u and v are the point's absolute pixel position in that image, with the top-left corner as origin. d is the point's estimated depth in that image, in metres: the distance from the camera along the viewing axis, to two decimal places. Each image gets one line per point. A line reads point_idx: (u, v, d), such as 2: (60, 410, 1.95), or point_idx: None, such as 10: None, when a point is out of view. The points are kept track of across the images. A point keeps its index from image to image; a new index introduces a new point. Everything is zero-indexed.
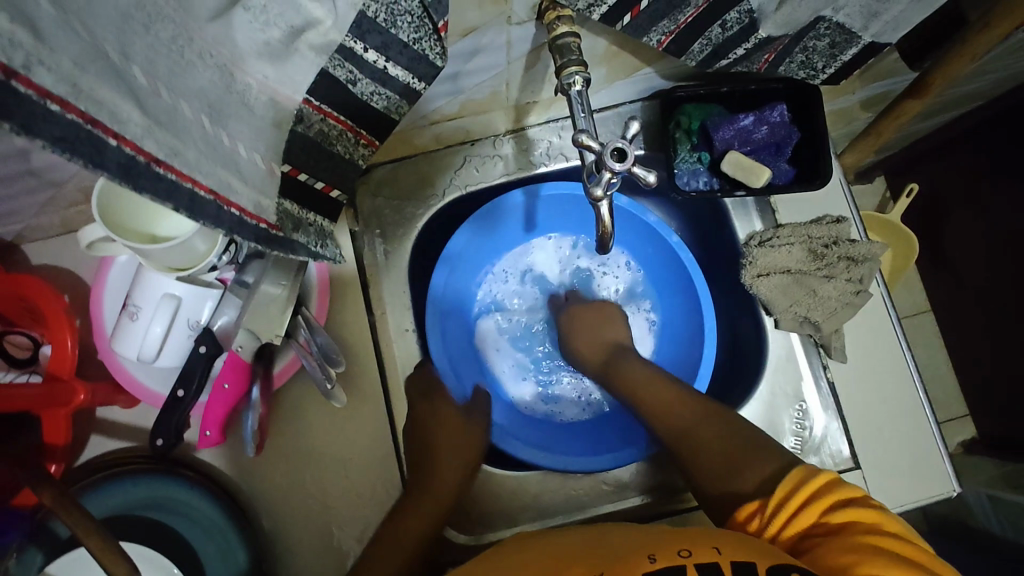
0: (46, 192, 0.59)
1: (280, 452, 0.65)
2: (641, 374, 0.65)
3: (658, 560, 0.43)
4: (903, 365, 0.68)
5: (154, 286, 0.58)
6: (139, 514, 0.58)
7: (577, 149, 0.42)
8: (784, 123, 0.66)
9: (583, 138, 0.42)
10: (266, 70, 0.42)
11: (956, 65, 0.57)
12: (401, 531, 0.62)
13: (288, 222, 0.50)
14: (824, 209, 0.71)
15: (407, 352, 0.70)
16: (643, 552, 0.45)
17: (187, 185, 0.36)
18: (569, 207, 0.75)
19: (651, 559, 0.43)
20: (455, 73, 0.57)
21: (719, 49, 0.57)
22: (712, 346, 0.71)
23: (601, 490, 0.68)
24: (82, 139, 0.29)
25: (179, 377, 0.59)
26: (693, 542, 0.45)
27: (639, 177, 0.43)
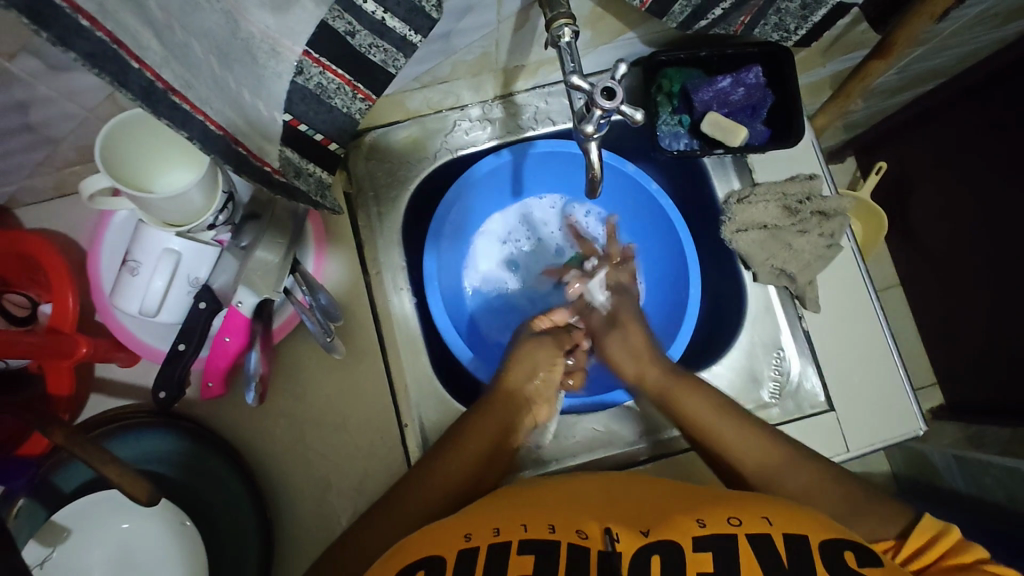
0: (43, 150, 0.59)
1: (282, 406, 0.66)
2: (703, 406, 0.62)
3: (707, 525, 0.45)
4: (872, 314, 0.72)
5: (155, 242, 0.60)
6: (145, 467, 0.59)
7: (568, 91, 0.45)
8: (760, 85, 0.70)
9: (574, 81, 0.45)
10: (267, 19, 0.43)
11: (916, 24, 0.61)
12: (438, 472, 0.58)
13: (289, 170, 0.52)
14: (796, 167, 0.75)
15: (403, 312, 0.71)
16: (692, 517, 0.47)
17: (200, 118, 0.38)
18: (553, 164, 0.78)
19: (700, 524, 0.46)
20: (446, 32, 0.58)
21: (698, 9, 0.60)
22: (697, 286, 0.74)
23: (593, 438, 0.72)
24: (108, 57, 0.31)
25: (181, 331, 0.61)
26: (742, 511, 0.47)
27: (628, 117, 0.45)
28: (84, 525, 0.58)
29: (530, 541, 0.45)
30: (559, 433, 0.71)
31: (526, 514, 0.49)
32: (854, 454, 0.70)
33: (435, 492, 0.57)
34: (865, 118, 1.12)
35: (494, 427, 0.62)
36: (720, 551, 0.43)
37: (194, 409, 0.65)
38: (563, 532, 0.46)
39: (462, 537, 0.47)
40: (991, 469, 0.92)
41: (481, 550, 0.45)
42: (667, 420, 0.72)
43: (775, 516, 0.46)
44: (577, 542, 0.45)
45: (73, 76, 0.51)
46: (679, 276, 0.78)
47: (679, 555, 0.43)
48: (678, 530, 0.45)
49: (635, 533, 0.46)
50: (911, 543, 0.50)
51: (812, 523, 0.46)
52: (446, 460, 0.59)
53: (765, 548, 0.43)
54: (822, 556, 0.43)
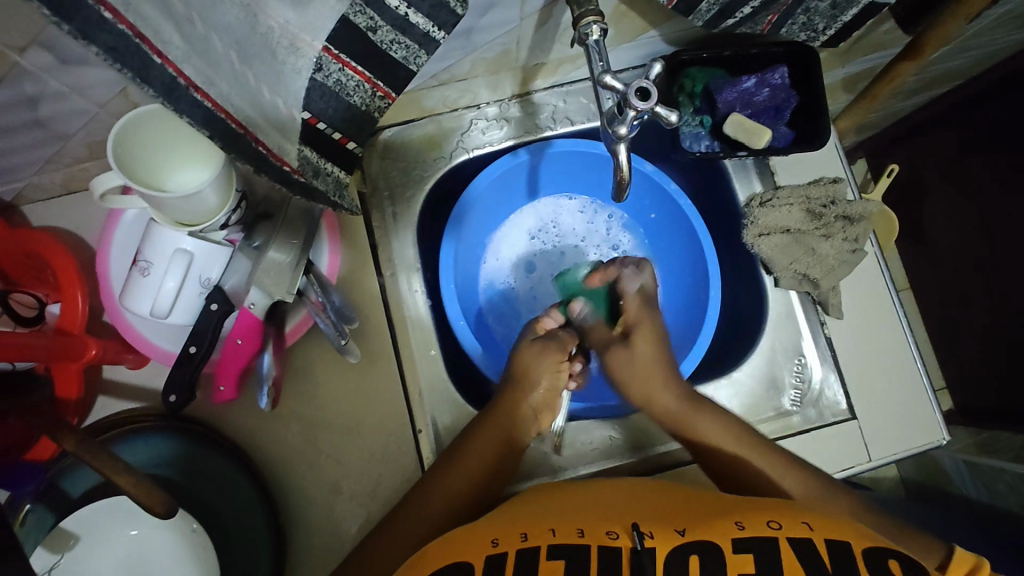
0: (52, 147, 0.58)
1: (293, 409, 0.65)
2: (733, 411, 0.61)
3: (745, 527, 0.44)
4: (896, 321, 0.71)
5: (167, 241, 0.58)
6: (153, 472, 0.58)
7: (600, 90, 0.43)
8: (785, 86, 0.68)
9: (607, 80, 0.44)
10: (288, 15, 0.42)
11: (950, 25, 0.60)
12: (441, 484, 0.57)
13: (308, 169, 0.51)
14: (820, 170, 0.73)
15: (417, 314, 0.69)
16: (730, 519, 0.46)
17: (221, 116, 0.36)
18: (570, 166, 0.77)
19: (739, 525, 0.44)
20: (468, 28, 0.57)
21: (726, 8, 0.58)
22: (717, 288, 0.73)
23: (609, 444, 0.70)
24: (131, 52, 0.30)
25: (192, 334, 0.59)
26: (781, 515, 0.46)
27: (661, 118, 0.44)
28: (91, 532, 0.56)
29: (559, 545, 0.44)
30: (575, 439, 0.70)
31: (553, 520, 0.48)
32: (877, 463, 0.68)
33: (442, 503, 0.56)
34: (880, 119, 1.10)
35: (496, 439, 0.59)
36: (762, 552, 0.42)
37: (203, 411, 0.64)
38: (593, 535, 0.45)
39: (489, 542, 0.46)
40: (1004, 476, 0.92)
41: (511, 555, 0.44)
42: None
43: (814, 522, 0.45)
44: (608, 544, 0.44)
45: (85, 71, 0.49)
46: (699, 277, 0.76)
47: (718, 552, 0.42)
48: (717, 530, 0.44)
49: (670, 532, 0.45)
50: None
51: (852, 529, 0.45)
52: (450, 472, 0.58)
53: (806, 551, 0.42)
54: (863, 562, 0.41)
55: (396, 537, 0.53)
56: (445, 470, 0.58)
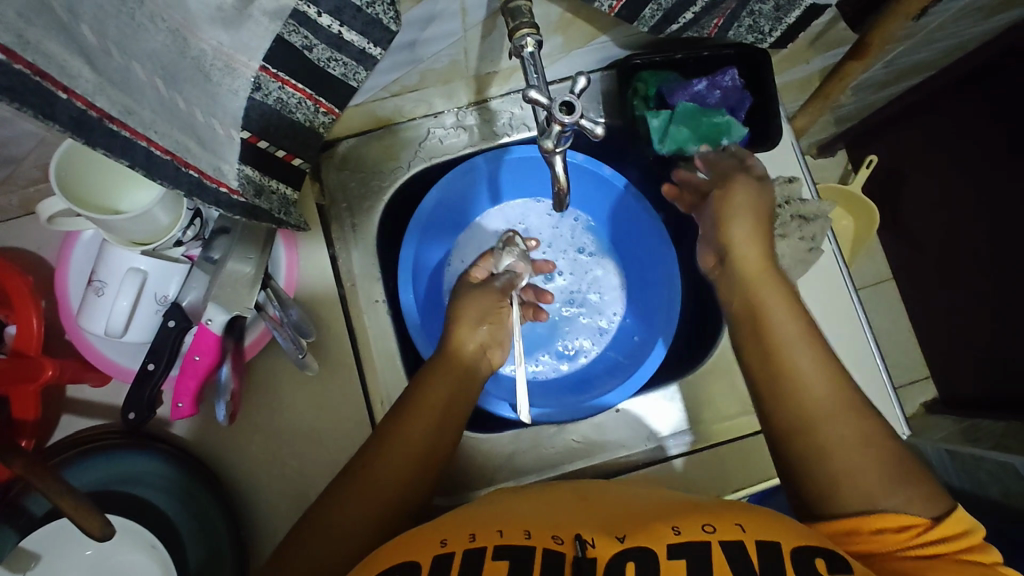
0: (4, 170, 0.58)
1: (255, 422, 0.66)
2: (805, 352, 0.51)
3: (681, 533, 0.45)
4: (855, 318, 0.71)
5: (119, 261, 0.58)
6: (114, 489, 0.59)
7: (528, 105, 0.43)
8: (737, 88, 0.68)
9: (532, 94, 0.44)
10: (221, 37, 0.42)
11: (892, 25, 0.60)
12: (368, 485, 0.51)
13: (250, 189, 0.51)
14: (777, 170, 0.74)
15: (378, 322, 0.70)
16: (667, 524, 0.46)
17: (141, 143, 0.37)
18: (531, 171, 0.77)
19: (675, 530, 0.45)
20: (411, 41, 0.57)
21: (669, 13, 0.59)
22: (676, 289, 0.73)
23: (572, 448, 0.71)
24: (29, 91, 0.30)
25: (149, 351, 0.60)
26: (715, 518, 0.46)
27: (588, 131, 0.45)
28: (54, 547, 0.58)
29: (505, 546, 0.44)
30: (538, 443, 0.71)
31: (503, 520, 0.48)
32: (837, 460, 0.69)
33: (406, 464, 0.53)
34: (853, 112, 1.10)
35: (423, 436, 0.55)
36: (694, 561, 0.42)
37: (166, 427, 0.64)
38: (539, 537, 0.45)
39: (438, 543, 0.46)
40: (984, 463, 0.89)
41: (458, 554, 0.44)
42: (652, 430, 0.71)
43: (748, 523, 0.46)
44: (552, 547, 0.44)
45: None
46: (658, 275, 0.77)
47: (653, 559, 0.43)
48: (653, 536, 0.45)
49: (610, 539, 0.45)
50: (936, 531, 0.43)
51: (781, 524, 0.45)
52: (376, 473, 0.52)
53: (736, 551, 0.43)
54: (789, 561, 0.42)
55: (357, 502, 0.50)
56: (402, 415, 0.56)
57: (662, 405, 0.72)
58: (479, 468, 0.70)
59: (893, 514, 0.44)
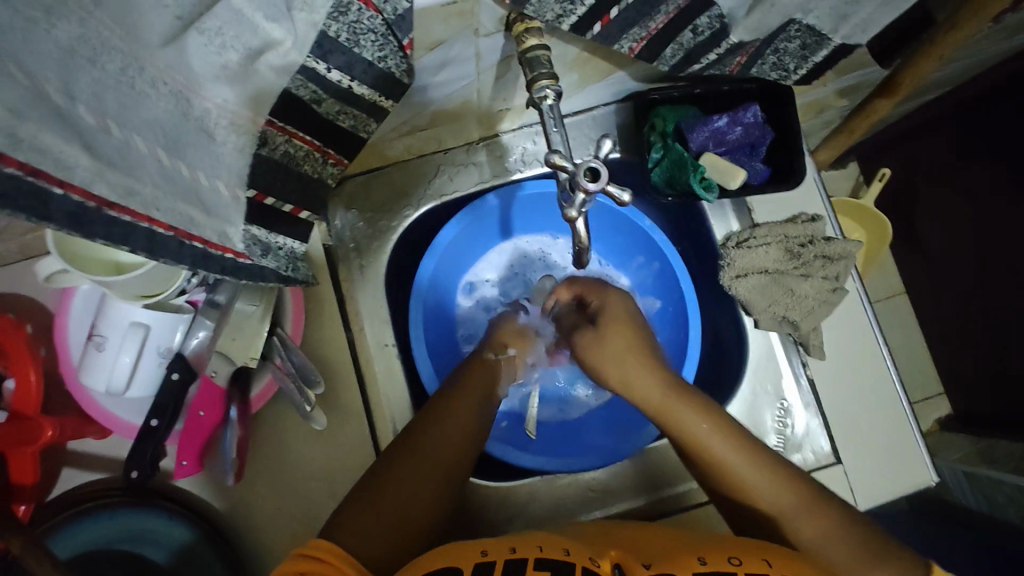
0: (0, 221, 0.56)
1: (261, 474, 0.64)
2: (737, 452, 0.53)
3: (708, 562, 0.45)
4: (882, 361, 0.69)
5: (120, 315, 0.56)
6: (119, 548, 0.57)
7: (552, 168, 0.43)
8: (758, 124, 0.66)
9: (556, 158, 0.43)
10: (226, 94, 0.40)
11: (924, 65, 0.58)
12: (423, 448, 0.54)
13: (256, 250, 0.48)
14: (799, 207, 0.71)
15: (388, 366, 0.68)
16: (694, 555, 0.46)
17: (144, 225, 0.35)
18: (545, 206, 0.75)
19: (701, 561, 0.45)
20: (423, 85, 0.56)
21: (691, 53, 0.56)
22: (695, 330, 0.71)
23: (588, 497, 0.68)
24: (21, 192, 0.28)
25: (153, 407, 0.58)
26: (742, 551, 0.46)
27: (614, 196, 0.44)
28: None
29: (546, 559, 0.44)
30: (553, 491, 0.69)
31: (542, 537, 0.48)
32: (865, 508, 0.67)
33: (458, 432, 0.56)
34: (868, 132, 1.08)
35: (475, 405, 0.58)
36: None
37: (170, 480, 0.62)
38: (578, 555, 0.45)
39: (478, 552, 0.45)
40: (1003, 487, 0.87)
41: (499, 564, 0.43)
42: (671, 476, 0.69)
43: (774, 559, 0.46)
44: (591, 567, 0.44)
45: None
46: (677, 315, 0.75)
47: None
48: (680, 565, 0.45)
49: (637, 565, 0.46)
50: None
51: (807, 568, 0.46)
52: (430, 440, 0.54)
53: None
54: None
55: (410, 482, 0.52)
56: (449, 393, 0.58)
57: None
58: (492, 517, 0.68)
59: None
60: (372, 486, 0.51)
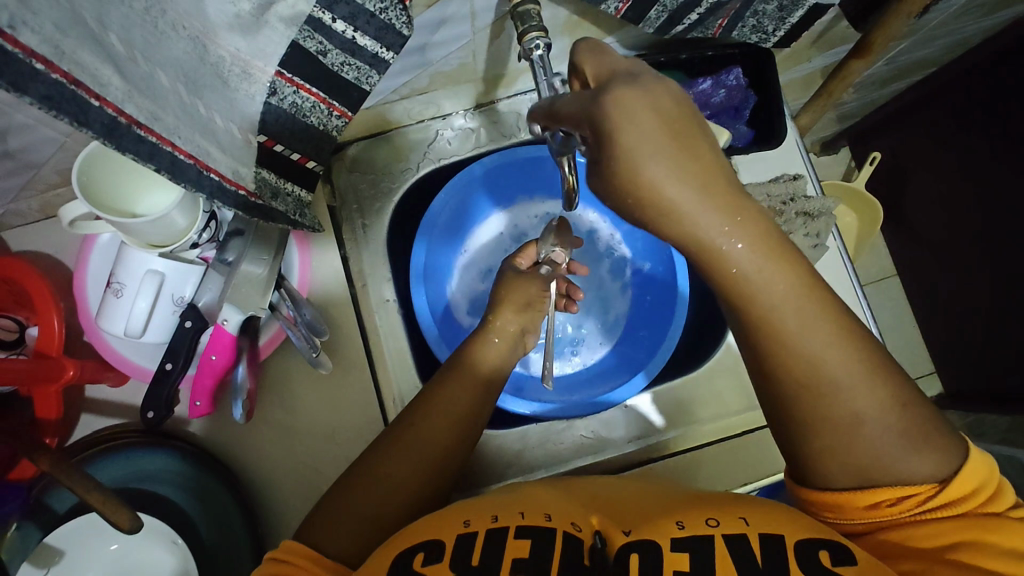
0: (25, 175, 0.59)
1: (269, 420, 0.67)
2: (785, 288, 0.42)
3: (686, 527, 0.45)
4: (860, 313, 0.72)
5: (138, 263, 0.60)
6: (135, 487, 0.60)
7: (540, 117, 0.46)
8: (740, 87, 0.70)
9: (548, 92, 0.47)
10: (238, 44, 0.44)
11: (894, 24, 0.62)
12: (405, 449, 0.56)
13: (266, 191, 0.53)
14: (781, 168, 0.74)
15: (390, 321, 0.71)
16: (673, 519, 0.47)
17: (167, 148, 0.38)
18: (537, 170, 0.78)
19: (679, 525, 0.46)
20: (422, 44, 0.59)
21: (674, 14, 0.60)
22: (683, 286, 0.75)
23: (581, 445, 0.72)
24: (66, 99, 0.31)
25: (167, 351, 0.61)
26: (720, 513, 0.47)
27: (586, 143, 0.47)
28: (77, 545, 0.58)
29: (526, 526, 0.46)
30: (548, 440, 0.72)
31: (524, 503, 0.49)
32: None
33: (443, 430, 0.58)
34: (855, 109, 1.11)
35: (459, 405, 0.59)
36: (697, 551, 0.43)
37: (184, 426, 0.66)
38: (559, 521, 0.47)
39: (461, 523, 0.47)
40: None
41: (481, 534, 0.45)
42: (661, 424, 0.72)
43: (752, 517, 0.46)
44: (571, 532, 0.46)
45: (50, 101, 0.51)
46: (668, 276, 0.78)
47: (657, 553, 0.43)
48: (657, 530, 0.46)
49: (617, 532, 0.47)
50: (945, 494, 0.43)
51: (789, 521, 0.45)
52: (413, 440, 0.57)
53: (739, 548, 0.43)
54: (795, 561, 0.41)
55: (394, 474, 0.55)
56: (435, 389, 0.60)
57: (672, 400, 0.73)
58: (490, 464, 0.71)
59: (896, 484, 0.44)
60: (356, 481, 0.54)
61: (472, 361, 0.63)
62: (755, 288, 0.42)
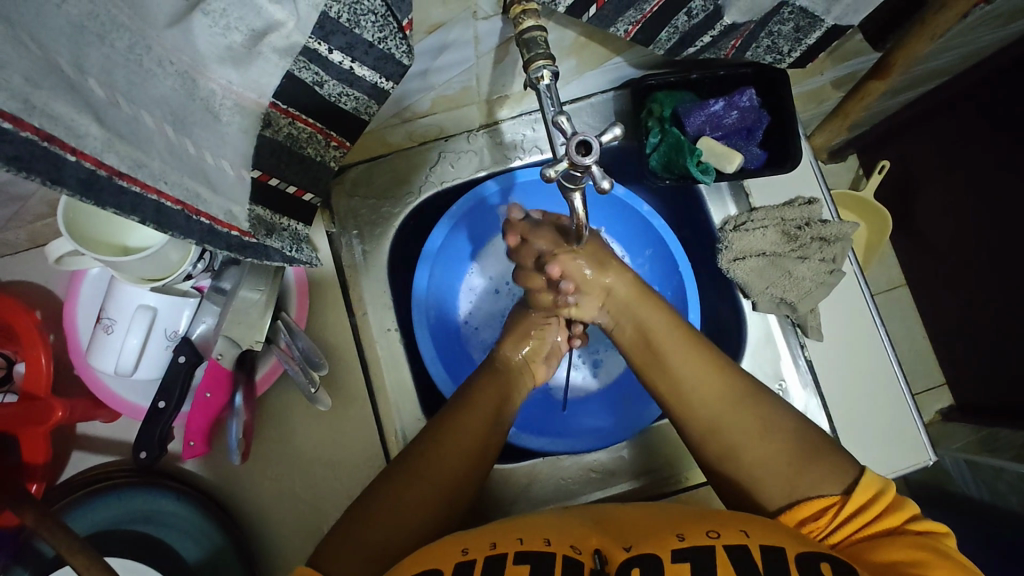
0: (11, 207, 0.57)
1: (266, 456, 0.65)
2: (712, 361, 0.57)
3: (686, 538, 0.44)
4: (878, 341, 0.70)
5: (129, 298, 0.57)
6: (124, 529, 0.57)
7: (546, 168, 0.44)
8: (754, 107, 0.67)
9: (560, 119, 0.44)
10: (230, 76, 0.41)
11: (916, 45, 0.59)
12: (417, 474, 0.54)
13: (260, 228, 0.50)
14: (795, 190, 0.72)
15: (390, 350, 0.69)
16: (673, 531, 0.46)
17: (152, 196, 0.36)
18: (546, 190, 0.76)
19: (680, 537, 0.44)
20: (423, 69, 0.57)
21: (686, 36, 0.57)
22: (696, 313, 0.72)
23: (589, 477, 0.69)
24: (37, 157, 0.29)
25: (160, 388, 0.59)
26: (720, 524, 0.45)
27: (596, 179, 0.44)
28: None
29: (525, 551, 0.44)
30: (555, 472, 0.69)
31: (523, 528, 0.47)
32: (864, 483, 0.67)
33: (457, 457, 0.56)
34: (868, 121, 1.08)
35: (475, 430, 0.58)
36: (700, 562, 0.42)
37: (178, 463, 0.63)
38: (558, 544, 0.45)
39: (460, 552, 0.45)
40: (1004, 475, 0.84)
41: (480, 560, 0.43)
42: (673, 455, 0.70)
43: (753, 529, 0.45)
44: (572, 556, 0.44)
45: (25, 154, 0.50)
46: (678, 302, 0.76)
47: (657, 561, 0.42)
48: (660, 543, 0.44)
49: (617, 549, 0.45)
50: (849, 505, 0.48)
51: (786, 534, 0.45)
52: (426, 466, 0.55)
53: (741, 558, 0.42)
54: (794, 562, 0.41)
55: (398, 504, 0.52)
56: (450, 413, 0.58)
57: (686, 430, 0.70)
58: (494, 499, 0.68)
59: (806, 502, 0.49)
60: (361, 511, 0.52)
61: (489, 384, 0.62)
62: (685, 369, 0.57)
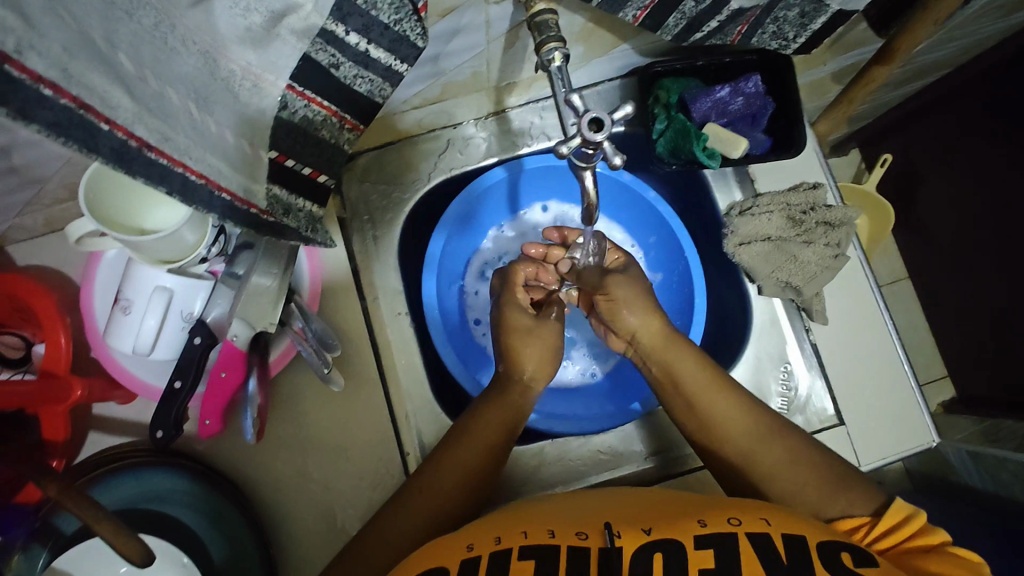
0: (31, 190, 0.58)
1: (280, 437, 0.66)
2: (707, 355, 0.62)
3: (707, 525, 0.45)
4: (882, 326, 0.71)
5: (145, 280, 0.58)
6: (144, 507, 0.58)
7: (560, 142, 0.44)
8: (759, 94, 0.68)
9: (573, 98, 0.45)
10: (249, 57, 0.42)
11: (921, 30, 0.60)
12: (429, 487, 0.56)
13: (277, 207, 0.52)
14: (799, 176, 0.73)
15: (401, 334, 0.70)
16: (693, 517, 0.46)
17: (178, 169, 0.37)
18: (554, 178, 0.77)
19: (700, 523, 0.45)
20: (435, 54, 0.58)
21: (693, 22, 0.58)
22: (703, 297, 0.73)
23: (597, 459, 0.70)
24: (74, 124, 0.30)
25: (176, 369, 0.60)
26: (741, 512, 0.46)
27: (608, 156, 0.45)
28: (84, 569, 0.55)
29: (531, 545, 0.44)
30: (563, 454, 0.70)
31: (525, 522, 0.47)
32: (868, 467, 0.68)
33: (465, 466, 0.57)
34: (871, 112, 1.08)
35: (486, 443, 0.59)
36: (720, 551, 0.42)
37: (193, 444, 0.65)
38: (563, 536, 0.45)
39: (465, 548, 0.45)
40: (1007, 465, 0.83)
41: (485, 558, 0.43)
42: (681, 438, 0.70)
43: (773, 518, 0.46)
44: (576, 544, 0.44)
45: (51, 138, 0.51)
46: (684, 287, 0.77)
47: (678, 548, 0.43)
48: (677, 528, 0.45)
49: (636, 531, 0.45)
50: (881, 525, 0.49)
51: (807, 525, 0.46)
52: (436, 478, 0.56)
53: (761, 543, 0.43)
54: (817, 556, 0.42)
55: (407, 514, 0.54)
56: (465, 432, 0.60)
57: None
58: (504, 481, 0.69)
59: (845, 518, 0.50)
60: (378, 521, 0.54)
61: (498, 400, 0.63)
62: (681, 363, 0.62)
